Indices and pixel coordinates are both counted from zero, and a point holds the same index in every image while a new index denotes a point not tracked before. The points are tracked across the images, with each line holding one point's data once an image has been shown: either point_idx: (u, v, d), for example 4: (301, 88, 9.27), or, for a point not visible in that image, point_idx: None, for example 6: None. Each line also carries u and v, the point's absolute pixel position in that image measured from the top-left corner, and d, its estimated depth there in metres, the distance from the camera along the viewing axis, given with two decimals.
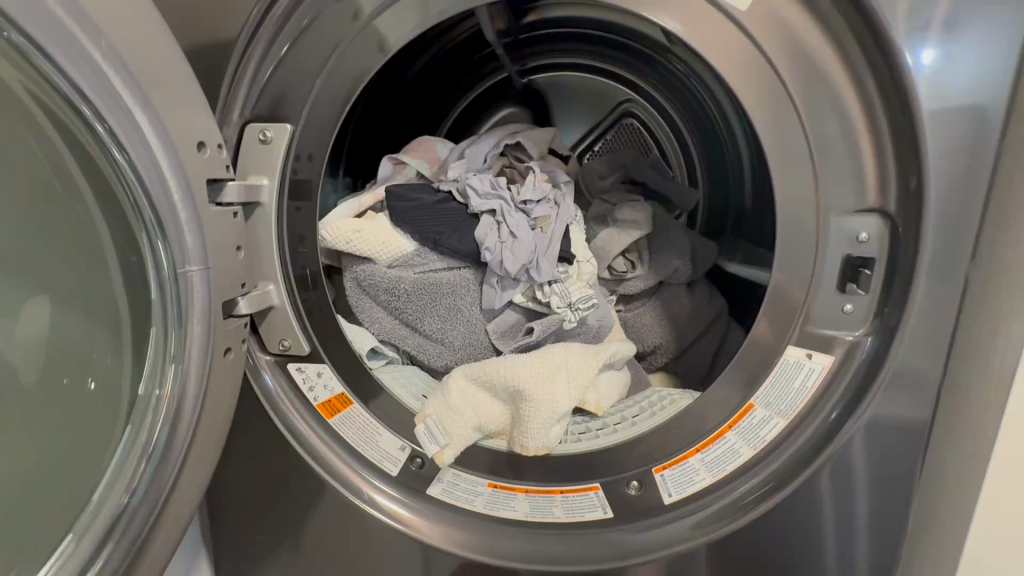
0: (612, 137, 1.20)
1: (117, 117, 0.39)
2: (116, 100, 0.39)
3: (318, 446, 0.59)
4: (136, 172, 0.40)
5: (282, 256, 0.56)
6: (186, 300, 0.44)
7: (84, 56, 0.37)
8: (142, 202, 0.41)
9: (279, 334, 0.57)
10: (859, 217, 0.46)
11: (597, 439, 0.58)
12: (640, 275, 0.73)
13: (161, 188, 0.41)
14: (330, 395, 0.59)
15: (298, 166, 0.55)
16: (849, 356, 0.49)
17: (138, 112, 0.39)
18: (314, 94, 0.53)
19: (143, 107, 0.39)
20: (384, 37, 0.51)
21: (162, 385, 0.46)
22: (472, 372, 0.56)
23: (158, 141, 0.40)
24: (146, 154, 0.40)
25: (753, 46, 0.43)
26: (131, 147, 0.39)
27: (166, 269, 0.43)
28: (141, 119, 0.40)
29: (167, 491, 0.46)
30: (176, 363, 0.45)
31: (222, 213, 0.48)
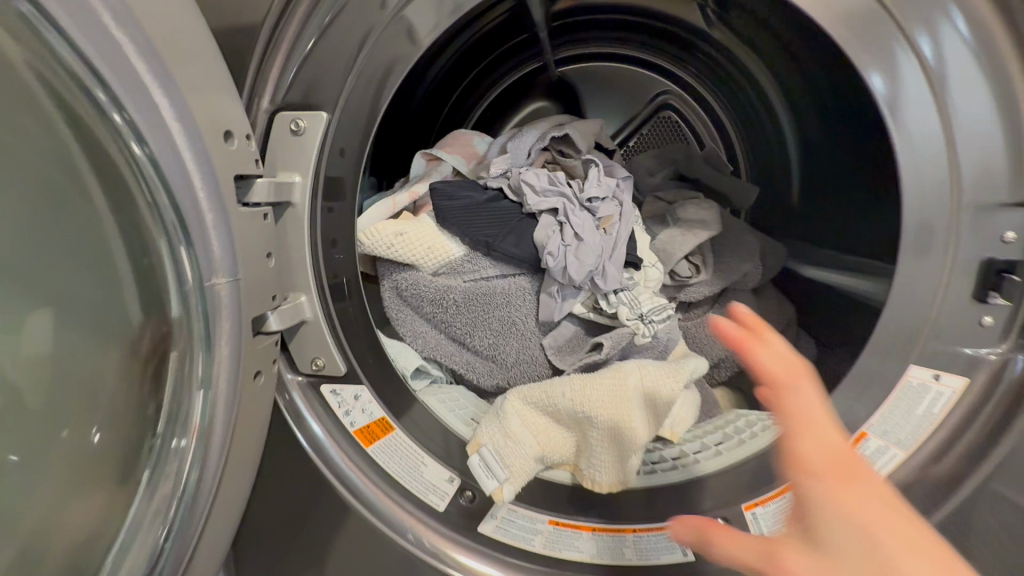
0: (648, 132, 1.12)
1: (135, 100, 0.32)
2: (133, 78, 0.32)
3: (354, 480, 0.51)
4: (157, 165, 0.33)
5: (316, 263, 0.49)
6: (212, 319, 0.37)
7: (97, 24, 0.30)
8: (164, 201, 0.35)
9: (312, 352, 0.50)
10: (1002, 213, 0.39)
11: (678, 470, 0.51)
12: (704, 279, 0.70)
13: (185, 186, 0.34)
14: (369, 420, 0.52)
15: (334, 161, 0.48)
16: (986, 379, 0.42)
17: (157, 92, 0.32)
18: (353, 78, 0.46)
19: (163, 87, 0.33)
20: (414, 26, 0.46)
21: (185, 418, 0.39)
22: (532, 396, 0.49)
23: (181, 129, 0.34)
24: (168, 145, 0.33)
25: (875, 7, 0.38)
26: (151, 135, 0.33)
27: (191, 282, 0.36)
28: (161, 103, 0.33)
29: (193, 538, 0.40)
30: (202, 394, 0.38)
31: (252, 214, 0.41)
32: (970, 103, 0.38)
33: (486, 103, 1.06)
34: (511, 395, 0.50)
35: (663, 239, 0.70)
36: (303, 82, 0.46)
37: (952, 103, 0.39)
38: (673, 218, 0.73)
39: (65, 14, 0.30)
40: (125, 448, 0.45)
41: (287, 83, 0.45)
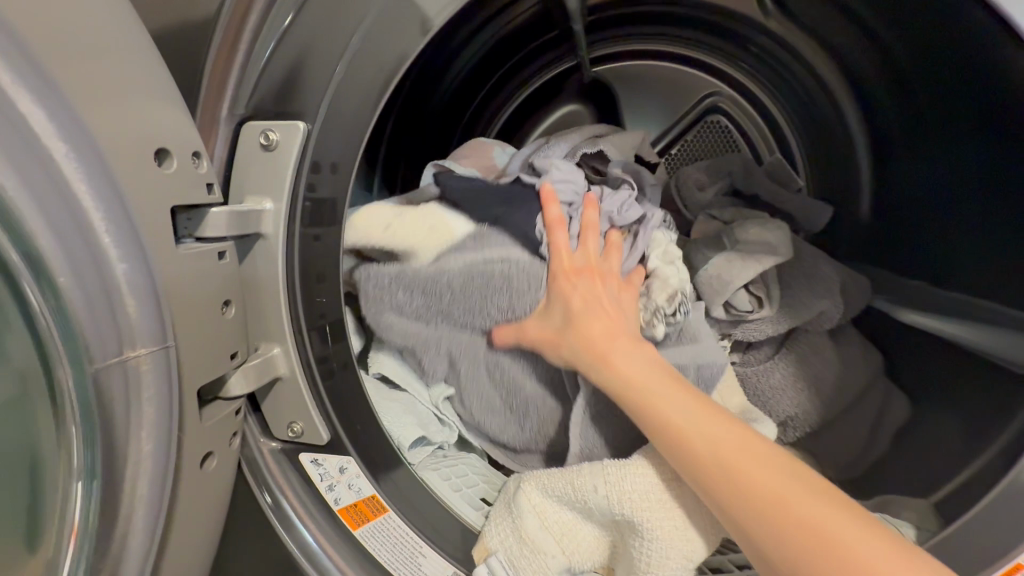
0: (694, 138, 0.97)
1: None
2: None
3: (336, 566, 0.42)
4: (13, 202, 0.23)
5: (292, 306, 0.40)
6: (116, 411, 0.26)
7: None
8: (22, 253, 0.23)
9: (287, 416, 0.41)
10: None
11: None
12: (766, 316, 0.59)
13: (74, 230, 0.24)
14: (356, 499, 0.42)
15: (317, 181, 0.39)
16: None
17: (25, 96, 0.22)
18: (340, 81, 0.37)
19: (37, 86, 0.23)
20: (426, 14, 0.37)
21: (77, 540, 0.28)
22: (551, 488, 0.41)
23: (66, 148, 0.24)
24: (43, 172, 0.23)
25: None
26: (12, 159, 0.22)
27: (72, 364, 0.25)
28: (30, 113, 0.23)
29: None
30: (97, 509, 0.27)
31: (197, 255, 0.32)
32: None
33: (510, 107, 0.94)
34: (526, 483, 0.42)
35: (715, 264, 0.59)
36: (277, 83, 0.36)
37: None
38: (733, 239, 0.61)
39: None
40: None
41: (256, 84, 0.36)
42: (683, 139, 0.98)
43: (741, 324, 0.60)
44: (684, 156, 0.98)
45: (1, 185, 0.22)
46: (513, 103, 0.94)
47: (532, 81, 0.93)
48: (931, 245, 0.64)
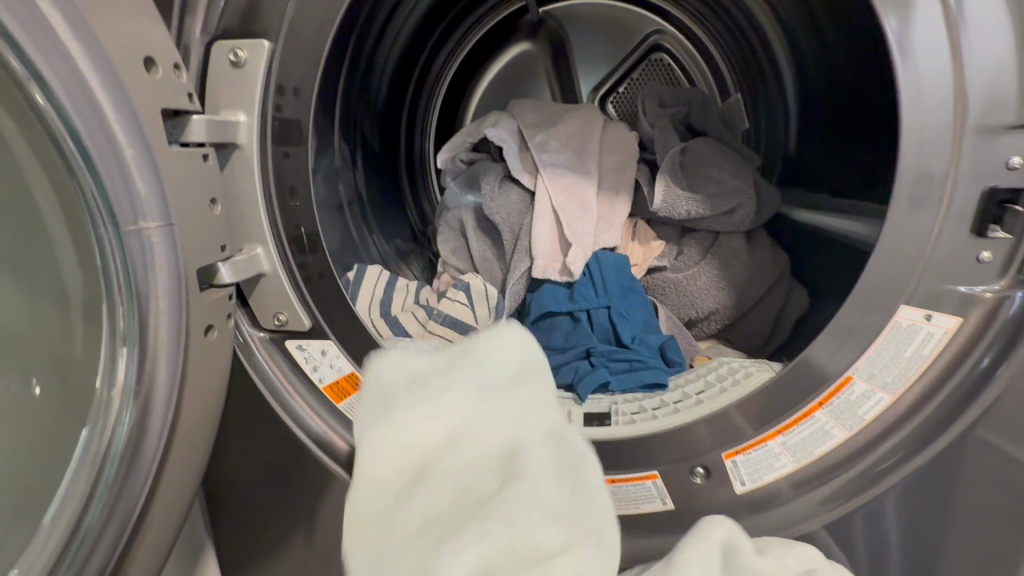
0: (637, 77, 1.06)
1: (24, 24, 0.29)
2: (21, 0, 0.29)
3: (326, 435, 0.50)
4: (55, 98, 0.30)
5: (269, 211, 0.46)
6: (143, 268, 0.33)
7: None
8: (65, 138, 0.31)
9: (273, 307, 0.48)
10: (1010, 137, 0.36)
11: (653, 422, 0.49)
12: (695, 246, 0.68)
13: (88, 107, 0.31)
14: (337, 376, 0.50)
15: (283, 101, 0.44)
16: (984, 319, 0.40)
17: (53, 11, 0.29)
18: (294, 6, 0.42)
19: (61, 3, 0.30)
20: None
21: (119, 374, 0.35)
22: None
23: (85, 51, 0.30)
24: (61, 62, 0.30)
25: None
26: (48, 63, 0.29)
27: (111, 228, 0.33)
28: (55, 23, 0.30)
29: (143, 502, 0.36)
30: (137, 343, 0.35)
31: (186, 154, 0.37)
32: (987, 20, 0.35)
33: (465, 47, 1.00)
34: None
35: (660, 195, 0.64)
36: (241, 8, 0.41)
37: (967, 22, 0.35)
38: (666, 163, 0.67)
39: None
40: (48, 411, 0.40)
41: (224, 3, 0.41)
42: (628, 79, 1.07)
43: (679, 253, 0.69)
44: (628, 94, 1.07)
45: (54, 90, 0.30)
46: (470, 41, 1.00)
47: (486, 20, 0.98)
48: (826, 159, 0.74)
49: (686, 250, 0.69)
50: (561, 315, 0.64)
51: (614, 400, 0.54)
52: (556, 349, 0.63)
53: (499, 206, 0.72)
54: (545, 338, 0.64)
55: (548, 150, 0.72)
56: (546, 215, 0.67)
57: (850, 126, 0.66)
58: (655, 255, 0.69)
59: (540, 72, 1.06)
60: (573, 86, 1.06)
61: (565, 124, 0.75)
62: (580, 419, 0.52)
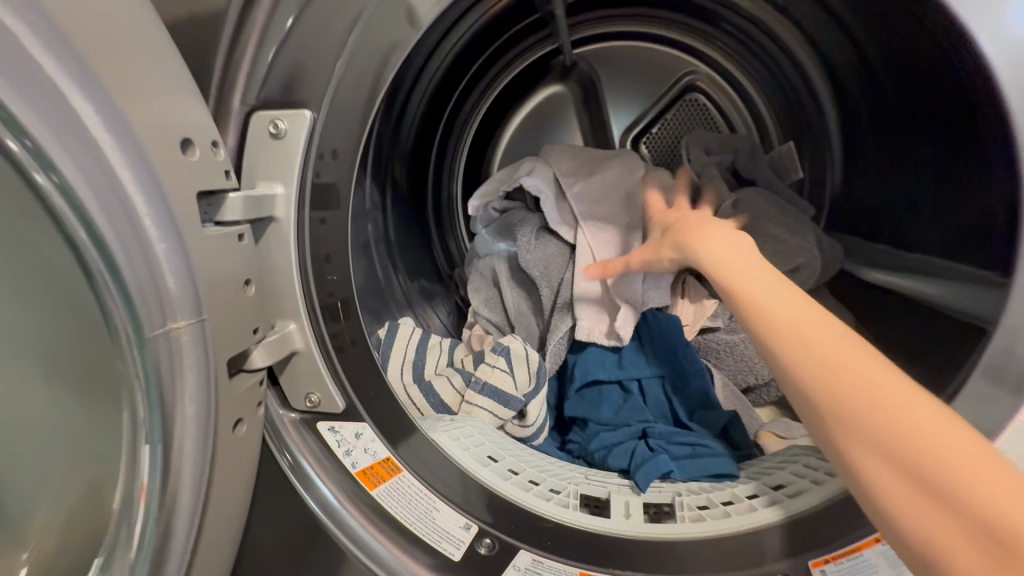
0: (672, 117, 1.03)
1: (48, 119, 0.26)
2: (44, 91, 0.26)
3: (358, 526, 0.46)
4: (76, 195, 0.27)
5: (304, 283, 0.42)
6: (168, 370, 0.30)
7: None
8: (82, 237, 0.28)
9: (305, 386, 0.44)
10: None
11: (724, 521, 0.44)
12: None
13: (117, 201, 0.28)
14: (372, 461, 0.46)
15: (322, 167, 0.41)
16: None
17: (78, 99, 0.26)
18: (338, 73, 0.39)
19: (86, 90, 0.27)
20: (414, 4, 0.38)
21: (139, 483, 0.31)
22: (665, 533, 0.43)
23: (114, 140, 0.27)
24: (88, 155, 0.27)
25: None
26: (69, 159, 0.27)
27: (130, 330, 0.29)
28: (85, 109, 0.27)
29: None
30: (156, 450, 0.31)
31: (221, 237, 0.34)
32: None
33: (496, 91, 0.98)
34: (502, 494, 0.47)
35: None
36: (282, 77, 0.39)
37: None
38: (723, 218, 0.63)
39: None
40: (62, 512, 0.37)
41: (264, 72, 0.39)
42: (662, 119, 1.04)
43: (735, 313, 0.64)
44: (662, 133, 1.04)
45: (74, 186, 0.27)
46: (501, 83, 0.98)
47: (518, 63, 0.97)
48: (885, 210, 0.69)
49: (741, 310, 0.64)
50: (610, 384, 0.60)
51: (677, 490, 0.48)
52: (606, 421, 0.58)
53: (534, 258, 0.68)
54: (592, 409, 0.59)
55: (587, 201, 0.69)
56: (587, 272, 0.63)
57: (917, 178, 0.62)
58: (707, 315, 0.64)
59: (571, 113, 1.04)
60: (604, 127, 1.03)
61: (605, 172, 0.71)
62: (641, 514, 0.46)
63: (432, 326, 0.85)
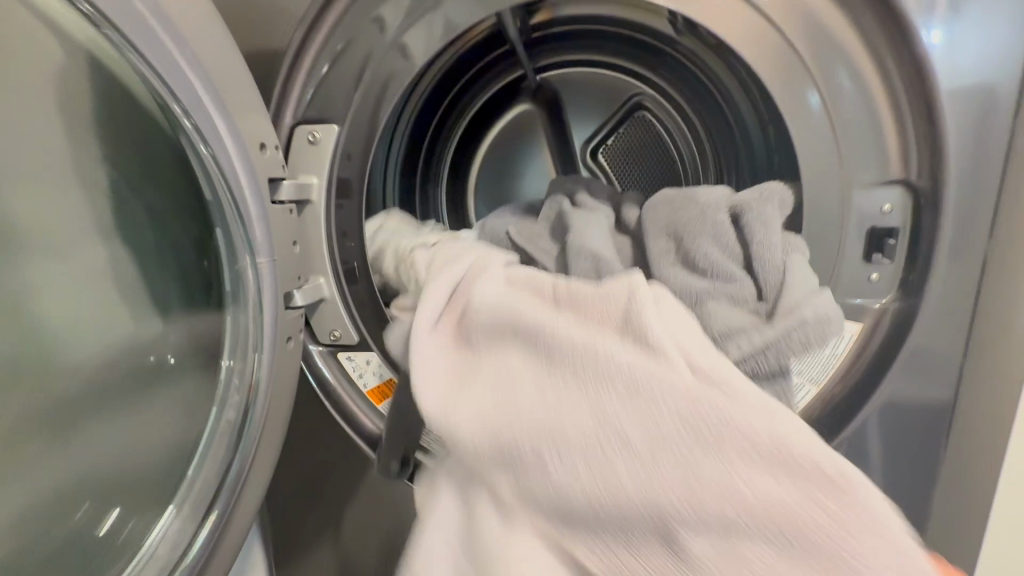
0: (626, 130, 1.23)
1: (202, 119, 0.43)
2: (198, 103, 0.42)
3: (370, 431, 0.62)
4: (219, 168, 0.44)
5: (331, 248, 0.59)
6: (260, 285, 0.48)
7: (170, 59, 0.41)
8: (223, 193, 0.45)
9: (330, 325, 0.60)
10: (882, 189, 0.49)
11: None
12: None
13: (234, 177, 0.45)
14: (378, 381, 0.62)
15: (345, 165, 0.58)
16: (877, 323, 0.52)
17: (214, 113, 0.43)
18: (356, 99, 0.56)
19: (218, 107, 0.43)
20: (406, 45, 0.55)
21: (242, 368, 0.51)
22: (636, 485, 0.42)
23: (232, 140, 0.44)
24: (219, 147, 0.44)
25: (795, 54, 0.47)
26: (214, 146, 0.44)
27: (246, 254, 0.47)
28: (213, 113, 0.43)
29: (251, 460, 0.52)
30: (259, 353, 0.50)
31: (281, 210, 0.51)
32: (864, 123, 0.48)
33: (474, 108, 1.16)
34: None
35: None
36: (318, 102, 0.56)
37: (851, 113, 0.47)
38: None
39: (152, 51, 0.40)
40: (183, 398, 0.56)
41: (306, 99, 0.56)
42: (616, 133, 1.23)
43: None
44: (617, 144, 1.24)
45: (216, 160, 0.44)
46: (478, 102, 1.16)
47: (491, 86, 1.15)
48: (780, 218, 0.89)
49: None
50: None
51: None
52: None
53: None
54: None
55: (544, 398, 0.47)
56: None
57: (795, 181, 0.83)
58: None
59: (539, 129, 1.22)
60: (567, 140, 1.22)
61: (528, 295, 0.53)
62: None
63: None
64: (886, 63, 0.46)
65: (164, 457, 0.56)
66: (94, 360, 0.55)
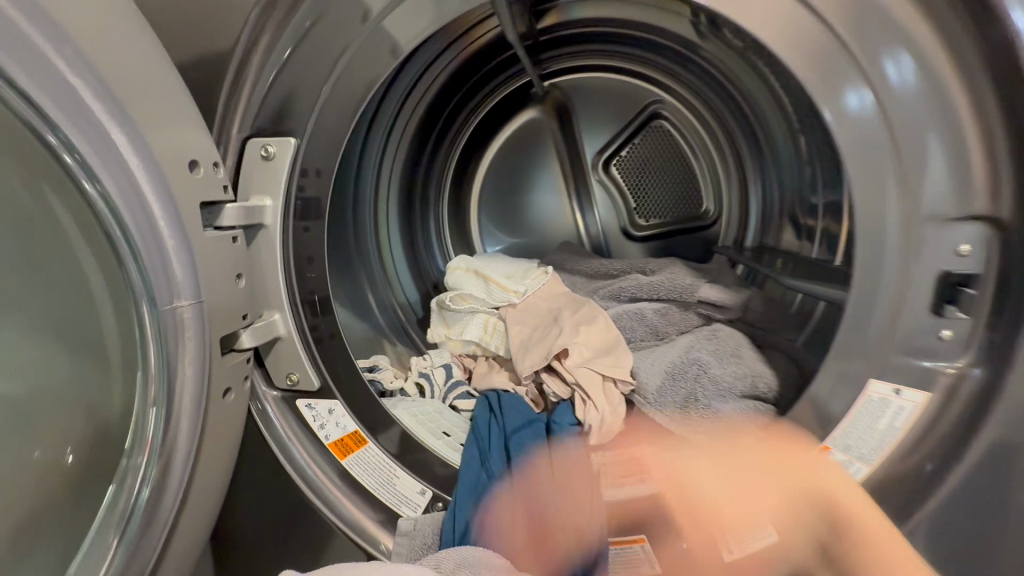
0: (640, 142, 1.13)
1: (94, 144, 0.34)
2: (91, 124, 0.34)
3: (330, 493, 0.53)
4: (111, 204, 0.36)
5: (288, 279, 0.51)
6: (173, 340, 0.38)
7: (53, 71, 0.33)
8: (113, 230, 0.37)
9: (287, 367, 0.52)
10: (959, 225, 0.39)
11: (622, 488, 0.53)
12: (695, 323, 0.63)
13: (140, 211, 0.36)
14: (342, 434, 0.53)
15: (306, 182, 0.50)
16: (947, 394, 0.41)
17: (116, 132, 0.35)
18: (320, 106, 0.48)
19: (121, 124, 0.35)
20: (395, 42, 0.47)
21: (143, 439, 0.40)
22: None
23: (140, 164, 0.36)
24: (122, 174, 0.35)
25: (843, 52, 0.38)
26: (109, 175, 0.35)
27: (148, 306, 0.38)
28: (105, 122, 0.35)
29: (158, 554, 0.41)
30: (157, 409, 0.39)
31: (218, 239, 0.43)
32: (934, 138, 0.38)
33: (478, 116, 1.08)
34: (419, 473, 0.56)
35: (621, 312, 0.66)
36: (274, 109, 0.48)
37: (916, 130, 0.38)
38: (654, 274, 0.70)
39: (17, 60, 0.31)
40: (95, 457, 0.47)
41: (259, 106, 0.48)
42: (630, 144, 1.14)
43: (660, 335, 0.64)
44: (631, 156, 1.14)
45: (106, 188, 0.35)
46: (483, 110, 1.07)
47: (499, 91, 1.06)
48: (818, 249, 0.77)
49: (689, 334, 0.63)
50: None
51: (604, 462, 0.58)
52: None
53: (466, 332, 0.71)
54: None
55: None
56: (584, 381, 0.59)
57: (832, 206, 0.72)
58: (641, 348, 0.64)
59: (547, 138, 1.14)
60: (578, 151, 1.14)
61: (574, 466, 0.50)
62: None
63: (404, 319, 0.95)
64: (964, 64, 0.37)
65: (71, 530, 0.47)
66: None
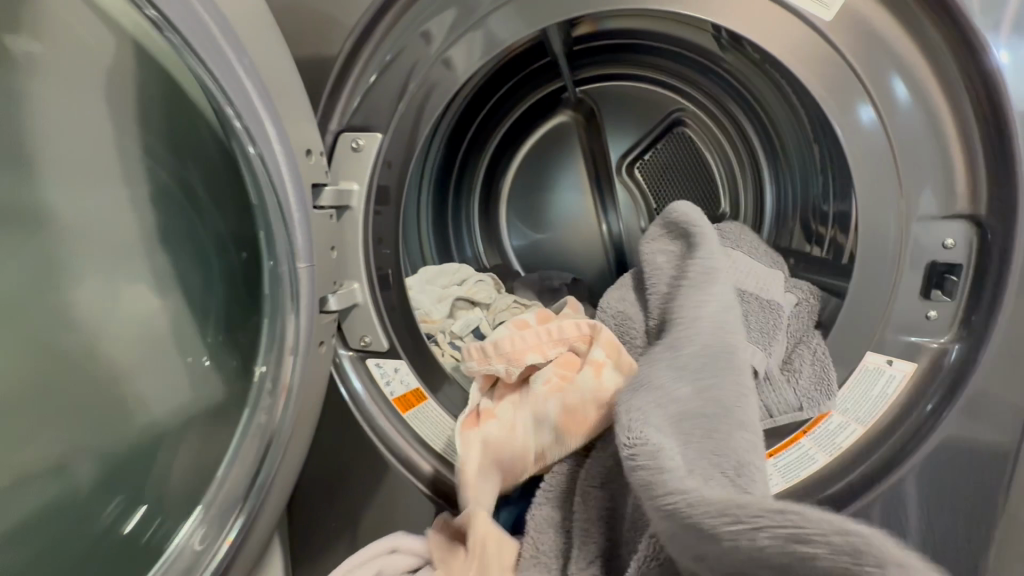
0: (663, 146, 1.20)
1: (253, 125, 0.44)
2: (252, 108, 0.43)
3: (395, 439, 0.63)
4: (263, 165, 0.45)
5: (366, 256, 0.59)
6: (297, 292, 0.49)
7: (228, 65, 0.42)
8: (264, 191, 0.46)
9: (361, 330, 0.60)
10: (945, 222, 0.48)
11: None
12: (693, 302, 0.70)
13: (280, 179, 0.46)
14: (405, 390, 0.62)
15: (385, 173, 0.58)
16: (932, 365, 0.51)
17: (267, 118, 0.44)
18: (399, 111, 0.56)
19: (272, 113, 0.44)
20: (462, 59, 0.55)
21: (277, 375, 0.51)
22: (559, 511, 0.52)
23: (280, 143, 0.45)
24: (269, 148, 0.45)
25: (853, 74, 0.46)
26: (261, 144, 0.44)
27: (284, 263, 0.48)
28: (261, 110, 0.44)
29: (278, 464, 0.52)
30: (295, 356, 0.50)
31: (322, 216, 0.51)
32: (922, 144, 0.46)
33: (512, 116, 1.16)
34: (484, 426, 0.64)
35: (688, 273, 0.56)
36: (364, 109, 0.56)
37: (908, 140, 0.46)
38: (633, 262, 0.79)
39: (207, 51, 0.41)
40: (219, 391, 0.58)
41: (352, 107, 0.56)
42: (653, 149, 1.21)
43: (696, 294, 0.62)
44: (655, 159, 1.22)
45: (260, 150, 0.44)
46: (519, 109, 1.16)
47: (533, 94, 1.15)
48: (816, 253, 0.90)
49: (801, 300, 0.59)
50: None
51: None
52: None
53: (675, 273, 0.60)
54: None
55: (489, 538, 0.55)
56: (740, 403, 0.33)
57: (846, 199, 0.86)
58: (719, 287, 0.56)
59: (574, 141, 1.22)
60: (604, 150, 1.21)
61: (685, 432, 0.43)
62: None
63: None
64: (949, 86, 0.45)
65: (197, 449, 0.58)
66: (119, 354, 0.55)
